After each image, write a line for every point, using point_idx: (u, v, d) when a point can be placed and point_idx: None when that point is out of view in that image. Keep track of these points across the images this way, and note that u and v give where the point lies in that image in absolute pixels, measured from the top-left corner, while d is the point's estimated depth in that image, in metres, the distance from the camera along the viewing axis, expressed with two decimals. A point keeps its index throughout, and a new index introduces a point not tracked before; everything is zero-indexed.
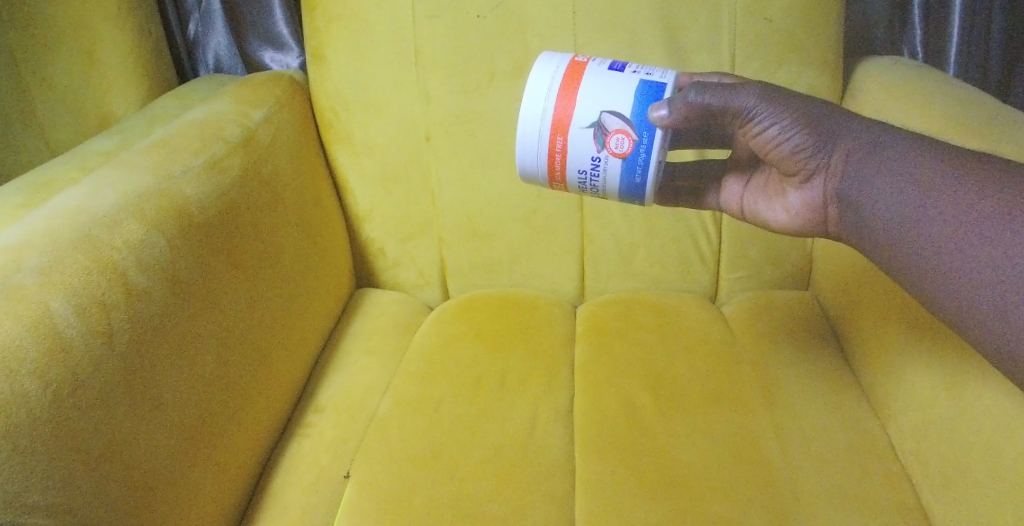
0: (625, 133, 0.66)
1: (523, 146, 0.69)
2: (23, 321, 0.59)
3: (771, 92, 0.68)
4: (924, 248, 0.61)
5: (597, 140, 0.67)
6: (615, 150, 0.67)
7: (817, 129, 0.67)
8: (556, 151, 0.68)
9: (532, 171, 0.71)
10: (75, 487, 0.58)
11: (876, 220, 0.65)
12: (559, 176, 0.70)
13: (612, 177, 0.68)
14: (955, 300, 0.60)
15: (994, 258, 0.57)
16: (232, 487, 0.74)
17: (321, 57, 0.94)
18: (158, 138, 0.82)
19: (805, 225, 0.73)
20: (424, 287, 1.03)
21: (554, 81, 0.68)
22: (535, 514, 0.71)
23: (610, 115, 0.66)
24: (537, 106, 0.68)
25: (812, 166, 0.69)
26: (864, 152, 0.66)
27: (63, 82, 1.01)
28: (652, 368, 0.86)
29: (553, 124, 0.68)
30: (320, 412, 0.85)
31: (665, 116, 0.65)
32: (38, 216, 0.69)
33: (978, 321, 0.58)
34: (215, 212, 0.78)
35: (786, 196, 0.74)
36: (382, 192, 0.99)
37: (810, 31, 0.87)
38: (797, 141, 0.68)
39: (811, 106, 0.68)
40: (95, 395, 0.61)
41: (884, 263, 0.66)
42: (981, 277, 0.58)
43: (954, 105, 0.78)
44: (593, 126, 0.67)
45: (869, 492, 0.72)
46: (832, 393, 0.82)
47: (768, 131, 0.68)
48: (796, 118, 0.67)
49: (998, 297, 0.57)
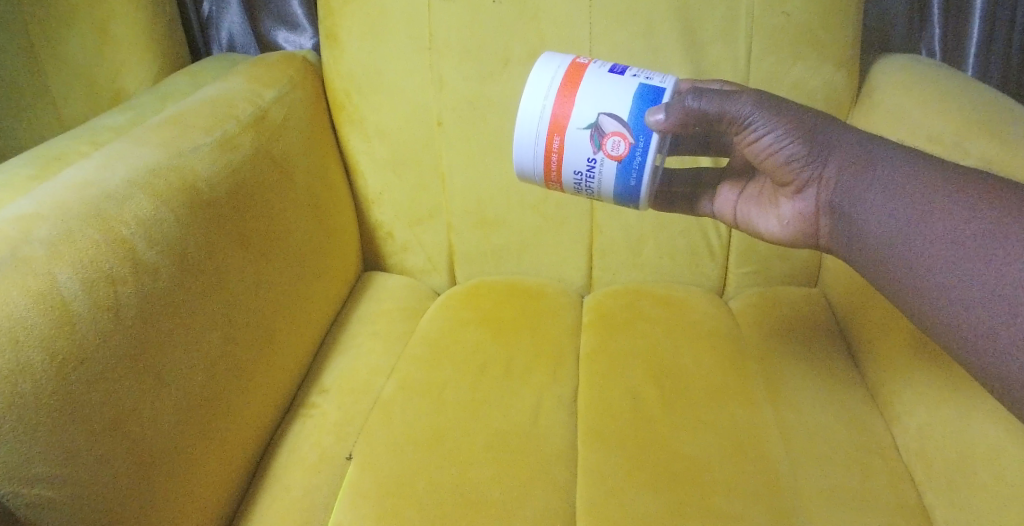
0: (621, 136, 0.66)
1: (520, 144, 0.69)
2: (32, 291, 0.59)
3: (768, 100, 0.67)
4: (917, 262, 0.61)
5: (592, 141, 0.66)
6: (611, 153, 0.66)
7: (811, 140, 0.67)
8: (552, 151, 0.68)
9: (528, 169, 0.70)
10: (78, 460, 0.58)
11: (868, 232, 0.65)
12: (555, 176, 0.70)
13: (607, 180, 0.68)
14: (948, 315, 0.59)
15: (988, 277, 0.57)
16: (234, 468, 0.74)
17: (334, 38, 0.94)
18: (168, 114, 0.82)
19: (796, 236, 0.73)
20: (432, 273, 1.03)
21: (553, 81, 0.67)
22: (535, 501, 0.71)
23: (608, 117, 0.66)
24: (535, 105, 0.67)
25: (805, 177, 0.68)
26: (859, 164, 0.66)
27: (76, 55, 1.02)
28: (658, 360, 0.86)
29: (551, 123, 0.67)
30: (324, 393, 0.85)
31: (662, 121, 0.64)
32: (47, 187, 0.69)
33: (966, 338, 0.58)
34: (226, 193, 0.78)
35: (779, 206, 0.73)
36: (392, 175, 0.98)
37: (830, 25, 0.86)
38: (791, 151, 0.67)
39: (808, 115, 0.67)
40: (100, 372, 0.61)
41: (877, 278, 0.65)
42: (973, 295, 0.57)
43: (968, 113, 0.77)
44: (590, 127, 0.66)
45: (874, 491, 0.72)
46: (838, 390, 0.82)
47: (764, 139, 0.67)
48: (791, 128, 0.67)
49: (991, 316, 0.56)
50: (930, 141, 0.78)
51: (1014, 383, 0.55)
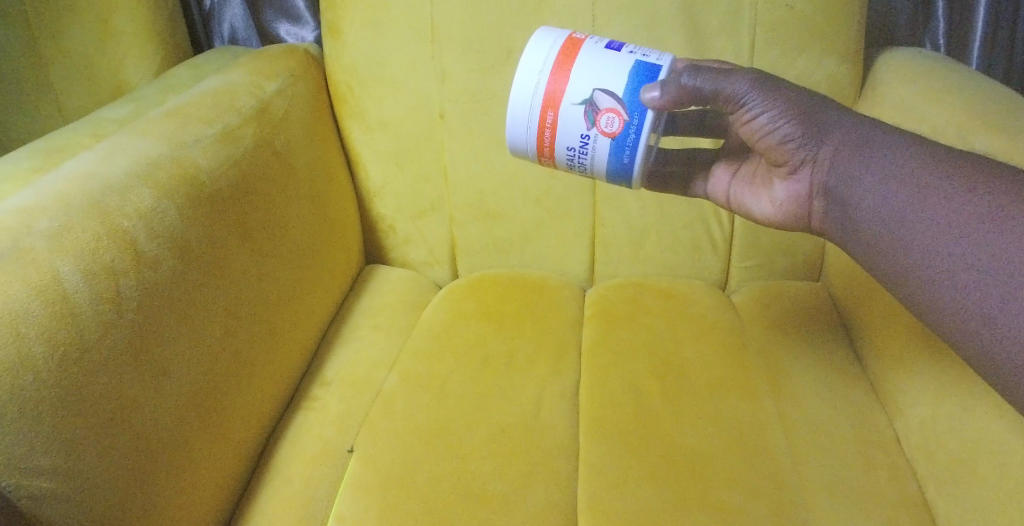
0: (616, 112, 0.66)
1: (513, 119, 0.69)
2: (33, 283, 0.59)
3: (767, 80, 0.68)
4: (912, 246, 0.61)
5: (587, 117, 0.66)
6: (605, 129, 0.66)
7: (806, 121, 0.67)
8: (546, 126, 0.68)
9: (521, 144, 0.70)
10: (79, 451, 0.58)
11: (862, 215, 0.64)
12: (548, 152, 0.70)
13: (600, 156, 0.68)
14: (942, 300, 0.59)
15: (987, 262, 0.56)
16: (236, 459, 0.74)
17: (336, 31, 0.93)
18: (169, 107, 0.82)
19: (788, 218, 0.73)
20: (434, 266, 1.03)
21: (549, 55, 0.67)
22: (536, 495, 0.71)
23: (603, 92, 0.66)
24: (530, 79, 0.67)
25: (799, 158, 0.68)
26: (853, 147, 0.65)
27: (78, 49, 1.02)
28: (660, 353, 0.85)
29: (545, 98, 0.67)
30: (326, 386, 0.85)
31: (657, 98, 0.64)
32: (48, 179, 0.69)
33: (964, 324, 0.57)
34: (227, 184, 0.77)
35: (772, 188, 0.73)
36: (394, 168, 0.98)
37: (834, 18, 0.86)
38: (786, 131, 0.67)
39: (804, 97, 0.68)
40: (101, 363, 0.61)
41: (870, 262, 0.65)
42: (969, 279, 0.57)
43: (974, 105, 0.76)
44: (584, 102, 0.66)
45: (877, 486, 0.72)
46: (840, 384, 0.82)
47: (758, 119, 0.68)
48: (785, 108, 0.67)
49: (987, 300, 0.56)
50: (935, 133, 0.78)
51: (1009, 370, 0.55)
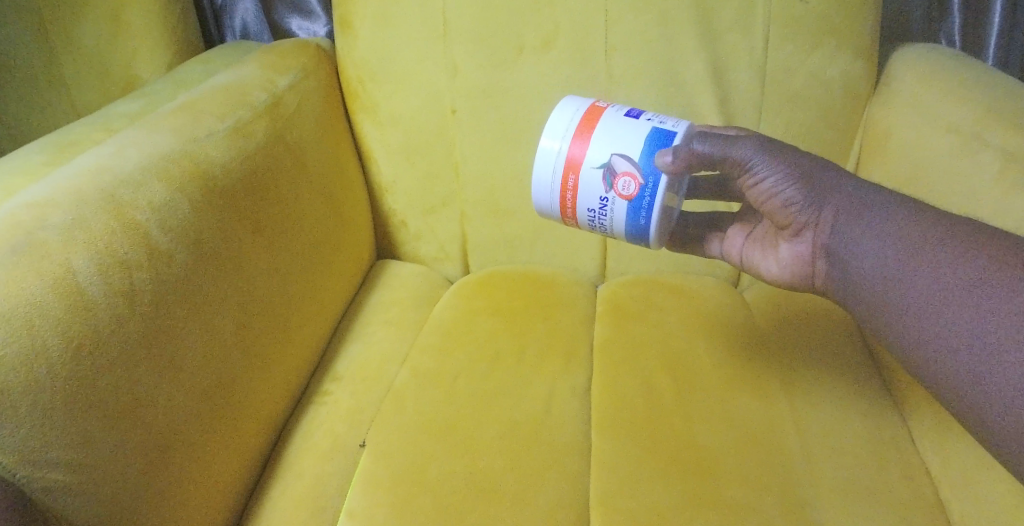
0: (632, 176, 0.67)
1: (537, 182, 0.71)
2: (46, 276, 0.59)
3: (769, 145, 0.69)
4: (907, 307, 0.61)
5: (605, 180, 0.68)
6: (621, 192, 0.68)
7: (808, 185, 0.68)
8: (567, 188, 0.70)
9: (546, 207, 0.73)
10: (95, 447, 0.58)
11: (861, 278, 0.64)
12: (571, 213, 0.72)
13: (618, 218, 0.70)
14: (933, 360, 0.59)
15: (974, 325, 0.56)
16: (250, 445, 0.74)
17: (348, 26, 0.93)
18: (181, 102, 0.82)
19: (794, 278, 0.73)
20: (445, 261, 1.03)
21: (571, 123, 0.70)
22: (547, 490, 0.71)
23: (620, 157, 0.68)
24: (552, 147, 0.70)
25: (802, 221, 0.69)
26: (852, 211, 0.66)
27: (90, 42, 1.02)
28: (672, 350, 0.85)
29: (566, 162, 0.70)
30: (337, 381, 0.85)
31: (670, 162, 0.66)
32: (62, 173, 0.69)
33: (955, 388, 0.57)
34: (239, 178, 0.77)
35: (778, 249, 0.73)
36: (405, 164, 0.98)
37: (849, 13, 0.85)
38: (789, 195, 0.68)
39: (807, 161, 0.69)
40: (117, 356, 0.61)
41: (870, 322, 0.65)
42: (957, 342, 0.57)
43: (990, 101, 0.76)
44: (603, 166, 0.68)
45: (890, 485, 0.71)
46: (854, 381, 0.81)
47: (764, 183, 0.69)
48: (789, 173, 0.68)
49: (974, 361, 0.56)
50: (951, 130, 0.77)
51: (998, 432, 0.55)
